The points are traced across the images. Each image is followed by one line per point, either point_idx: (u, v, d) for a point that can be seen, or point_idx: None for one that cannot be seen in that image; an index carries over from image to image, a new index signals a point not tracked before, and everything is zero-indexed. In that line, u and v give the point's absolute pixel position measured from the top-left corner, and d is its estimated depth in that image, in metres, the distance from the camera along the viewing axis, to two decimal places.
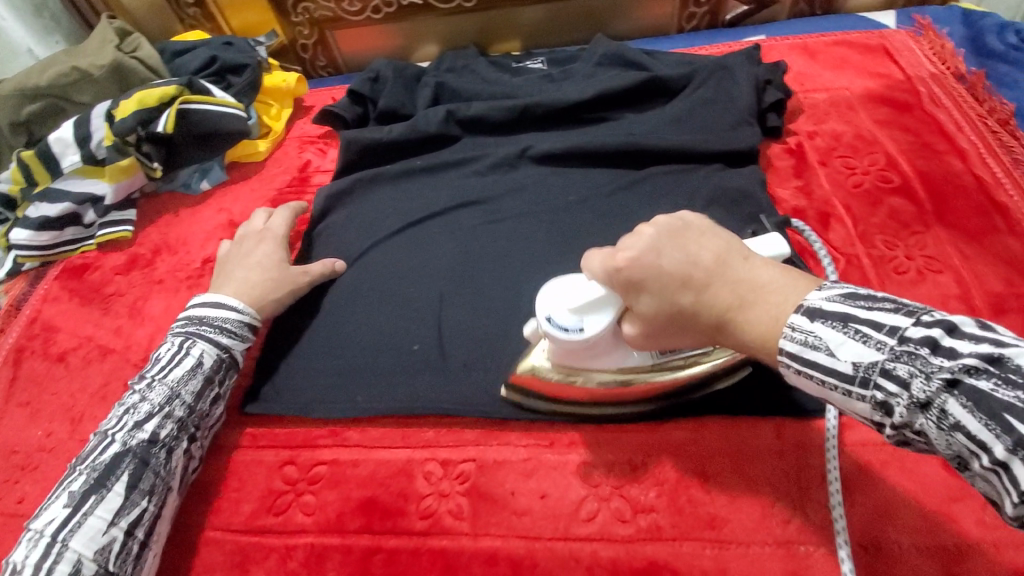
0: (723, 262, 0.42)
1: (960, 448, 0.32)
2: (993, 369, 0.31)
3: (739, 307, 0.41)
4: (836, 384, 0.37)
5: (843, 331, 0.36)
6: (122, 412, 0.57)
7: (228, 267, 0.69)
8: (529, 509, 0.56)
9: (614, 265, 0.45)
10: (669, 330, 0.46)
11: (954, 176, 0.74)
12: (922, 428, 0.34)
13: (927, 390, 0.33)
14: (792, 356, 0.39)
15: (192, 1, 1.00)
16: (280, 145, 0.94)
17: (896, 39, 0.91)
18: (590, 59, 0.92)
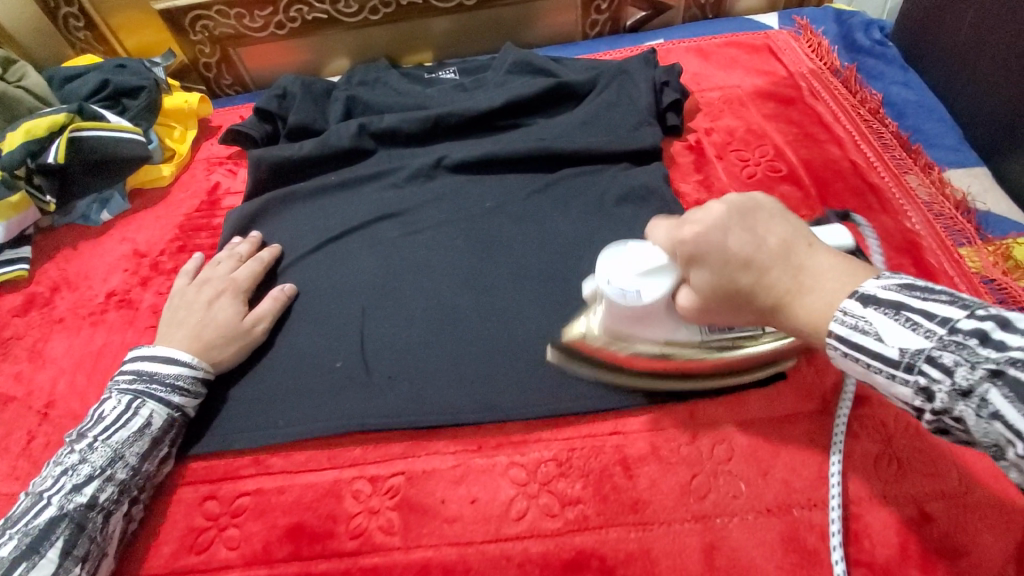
0: (793, 251, 0.45)
1: (1000, 437, 0.34)
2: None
3: (803, 292, 0.43)
4: (881, 367, 0.39)
5: (894, 319, 0.38)
6: (60, 474, 0.54)
7: (178, 312, 0.66)
8: (460, 514, 0.56)
9: (680, 237, 0.48)
10: (727, 310, 0.48)
11: (833, 162, 0.81)
12: (961, 414, 0.35)
13: (974, 379, 0.34)
14: (841, 339, 0.41)
15: (80, 23, 0.95)
16: (187, 168, 0.91)
17: (779, 38, 0.98)
18: (500, 67, 0.94)
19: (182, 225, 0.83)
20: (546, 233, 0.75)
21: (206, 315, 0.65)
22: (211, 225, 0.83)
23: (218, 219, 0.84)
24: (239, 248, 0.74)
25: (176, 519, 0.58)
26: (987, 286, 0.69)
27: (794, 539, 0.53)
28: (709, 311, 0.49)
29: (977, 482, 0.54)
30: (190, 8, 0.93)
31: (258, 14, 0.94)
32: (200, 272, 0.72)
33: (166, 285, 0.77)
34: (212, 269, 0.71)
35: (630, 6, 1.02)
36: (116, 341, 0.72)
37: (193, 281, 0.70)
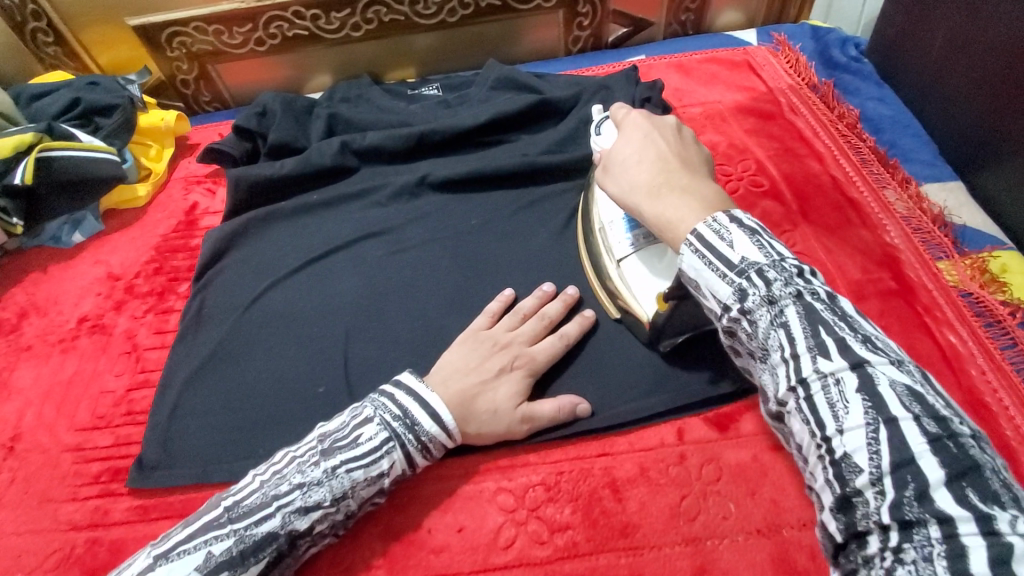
0: (699, 169, 0.53)
1: (773, 342, 0.41)
2: (826, 301, 0.41)
3: (681, 190, 0.50)
4: (720, 269, 0.43)
5: (750, 236, 0.44)
6: (296, 487, 0.50)
7: (450, 369, 0.58)
8: (447, 544, 0.55)
9: (633, 118, 0.57)
10: (617, 176, 0.55)
11: (814, 177, 0.82)
12: (756, 320, 0.42)
13: (782, 294, 0.41)
14: (701, 238, 0.45)
15: (51, 39, 0.92)
16: (163, 187, 0.89)
17: (758, 55, 0.99)
18: (483, 84, 0.94)
19: (158, 246, 0.81)
20: (530, 250, 0.74)
21: (484, 388, 0.57)
22: (189, 245, 0.81)
23: (195, 240, 0.82)
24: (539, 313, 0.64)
25: None
26: (966, 299, 0.70)
27: (784, 560, 0.53)
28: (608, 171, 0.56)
29: None
30: (167, 24, 0.91)
31: (237, 31, 0.93)
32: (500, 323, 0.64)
33: (141, 309, 0.75)
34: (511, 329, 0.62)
35: (612, 23, 1.03)
36: (88, 369, 0.70)
37: (513, 321, 0.63)
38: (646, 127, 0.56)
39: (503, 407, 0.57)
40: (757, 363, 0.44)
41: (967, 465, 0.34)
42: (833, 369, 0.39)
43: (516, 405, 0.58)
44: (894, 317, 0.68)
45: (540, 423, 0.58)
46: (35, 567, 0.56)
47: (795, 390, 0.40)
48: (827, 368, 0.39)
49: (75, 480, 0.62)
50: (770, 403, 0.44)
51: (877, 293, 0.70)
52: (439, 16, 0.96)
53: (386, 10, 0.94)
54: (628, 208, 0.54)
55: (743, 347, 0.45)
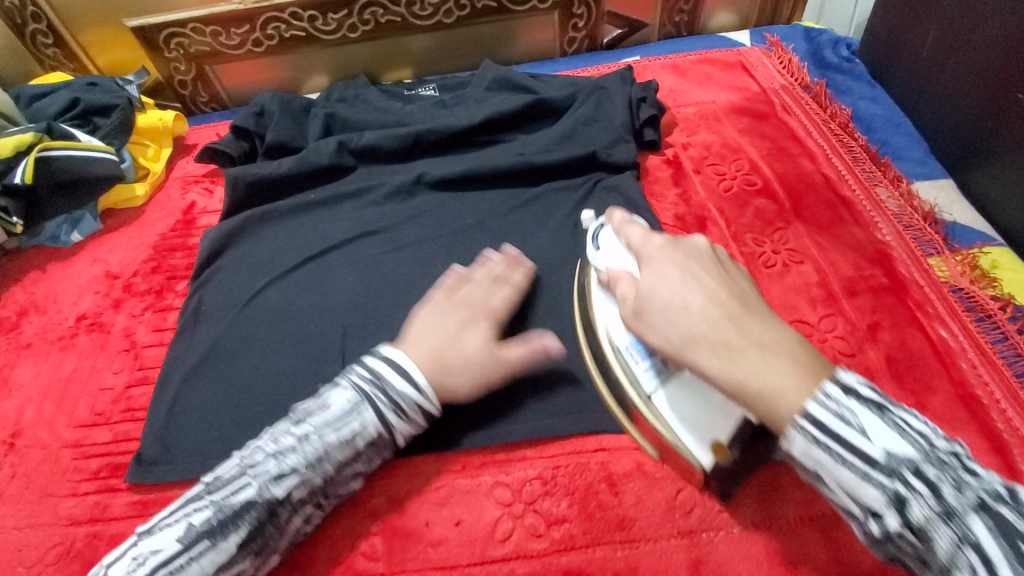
0: (759, 309, 0.48)
1: (959, 559, 0.36)
2: (1008, 500, 0.37)
3: (759, 348, 0.44)
4: (858, 465, 0.40)
5: (880, 417, 0.40)
6: (270, 453, 0.51)
7: (419, 332, 0.59)
8: (445, 538, 0.56)
9: (657, 242, 0.53)
10: (661, 326, 0.48)
11: (806, 175, 0.83)
12: (929, 530, 0.37)
13: (957, 501, 0.37)
14: (814, 422, 0.41)
15: (49, 40, 0.93)
16: (161, 187, 0.89)
17: (751, 55, 1.00)
18: (479, 84, 0.95)
19: (156, 245, 0.82)
20: (526, 248, 0.75)
21: (456, 338, 0.58)
22: (187, 244, 0.82)
23: (193, 239, 0.82)
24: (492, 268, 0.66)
25: None
26: (956, 294, 0.71)
27: (779, 551, 0.53)
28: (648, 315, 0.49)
29: None
30: (164, 25, 0.92)
31: (234, 32, 0.94)
32: (456, 284, 0.64)
33: (139, 307, 0.75)
34: (467, 284, 0.64)
35: (607, 24, 1.04)
36: (86, 366, 0.70)
37: (466, 279, 0.64)
38: (681, 258, 0.51)
39: (479, 354, 0.57)
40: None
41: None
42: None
43: (491, 347, 0.58)
44: (885, 313, 0.69)
45: (517, 363, 0.58)
46: (34, 562, 0.57)
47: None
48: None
49: (74, 476, 0.62)
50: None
51: (869, 289, 0.71)
52: (435, 17, 0.97)
53: (383, 12, 0.95)
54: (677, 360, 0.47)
55: (915, 561, 0.39)
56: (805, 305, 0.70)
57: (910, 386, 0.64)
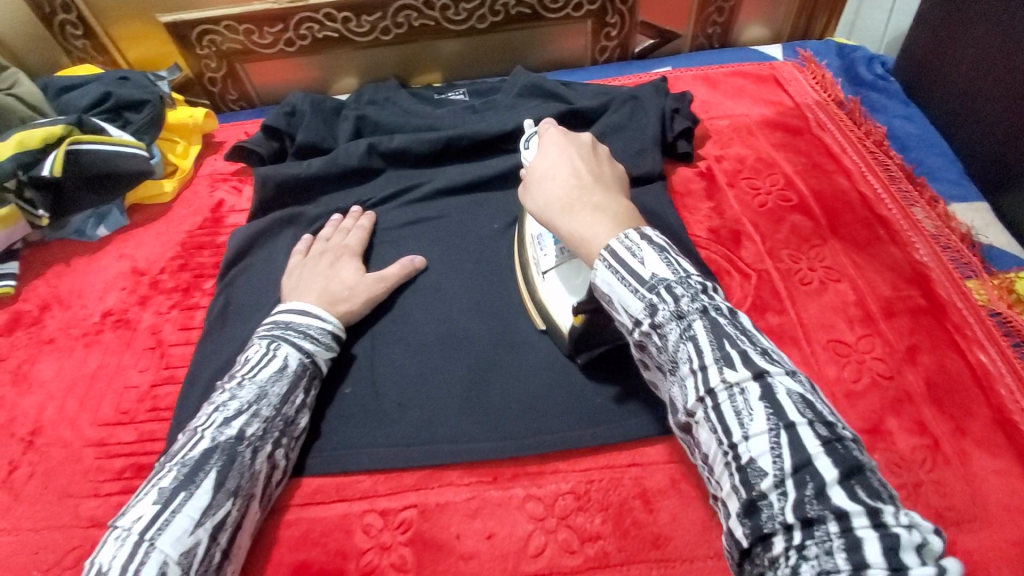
0: (609, 183, 0.52)
1: (683, 354, 0.41)
2: (726, 315, 0.42)
3: (593, 209, 0.49)
4: (631, 283, 0.43)
5: (661, 256, 0.44)
6: (210, 409, 0.53)
7: (302, 280, 0.67)
8: (475, 551, 0.54)
9: (552, 133, 0.56)
10: (534, 194, 0.53)
11: (842, 192, 0.82)
12: (667, 334, 0.42)
13: (690, 308, 0.42)
14: (613, 253, 0.45)
15: (80, 32, 0.93)
16: (189, 184, 0.88)
17: (784, 70, 1.00)
18: (510, 91, 0.94)
19: (183, 242, 0.81)
20: None
21: (332, 276, 0.68)
22: (214, 242, 0.81)
23: (221, 237, 0.81)
24: (343, 222, 0.77)
25: None
26: (994, 318, 0.69)
27: None
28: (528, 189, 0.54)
29: (993, 517, 0.55)
30: (197, 22, 0.91)
31: (267, 31, 0.93)
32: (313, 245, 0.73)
33: (165, 305, 0.74)
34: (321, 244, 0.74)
35: (639, 34, 1.03)
36: (111, 363, 0.69)
37: (318, 241, 0.74)
38: (561, 143, 0.55)
39: (355, 281, 0.68)
40: (669, 376, 0.43)
41: (853, 465, 0.35)
42: (739, 381, 0.38)
43: (363, 274, 0.69)
44: (925, 335, 0.68)
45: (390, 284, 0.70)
46: (53, 564, 0.55)
47: (704, 401, 0.40)
48: (732, 379, 0.39)
49: (96, 476, 0.61)
50: (678, 418, 0.44)
51: (908, 311, 0.70)
52: (469, 23, 0.96)
53: (417, 15, 0.94)
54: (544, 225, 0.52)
55: (656, 364, 0.45)
56: (844, 325, 0.69)
57: (950, 412, 0.62)
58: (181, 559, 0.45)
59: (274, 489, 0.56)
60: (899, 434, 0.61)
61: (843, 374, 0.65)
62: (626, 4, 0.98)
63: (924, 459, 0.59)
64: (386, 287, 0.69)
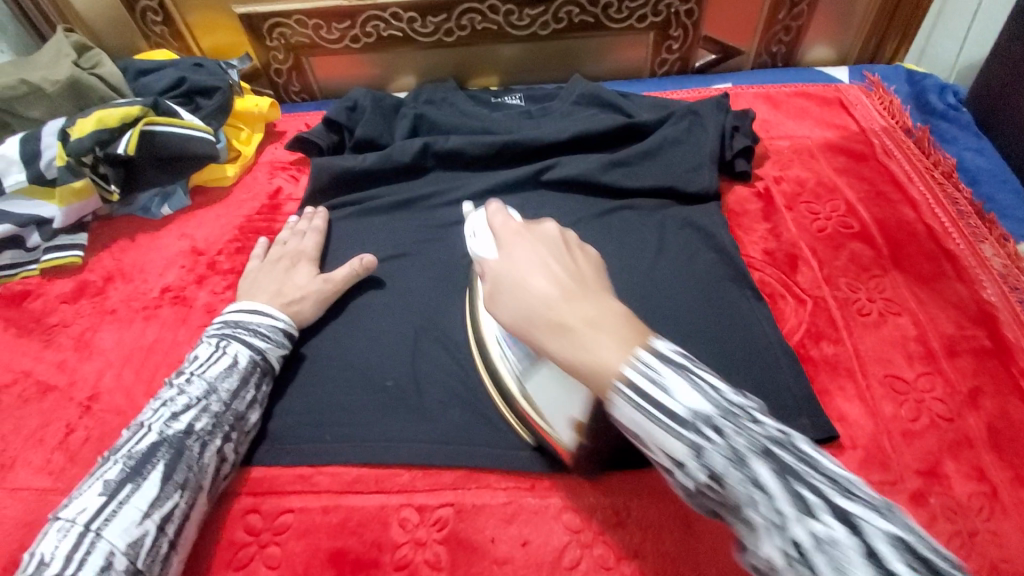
0: (596, 284, 0.43)
1: (751, 503, 0.33)
2: (785, 444, 0.34)
3: (589, 325, 0.39)
4: (664, 422, 0.36)
5: (686, 378, 0.36)
6: (158, 405, 0.55)
7: (256, 282, 0.69)
8: (510, 557, 0.54)
9: (505, 226, 0.49)
10: (505, 304, 0.44)
11: (906, 223, 0.79)
12: (728, 481, 0.34)
13: (744, 445, 0.34)
14: (632, 384, 0.37)
15: (160, 19, 0.97)
16: (250, 170, 0.91)
17: (850, 93, 0.97)
18: (567, 98, 0.94)
19: (240, 226, 0.83)
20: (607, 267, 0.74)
21: (285, 279, 0.69)
22: (271, 228, 0.83)
23: (277, 224, 0.84)
24: (299, 224, 0.79)
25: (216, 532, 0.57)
26: None
27: None
28: (496, 295, 0.45)
29: None
30: (270, 15, 0.94)
31: (335, 27, 0.95)
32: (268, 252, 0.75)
33: (221, 285, 0.77)
34: (279, 247, 0.75)
35: (701, 48, 1.02)
36: (167, 338, 0.71)
37: (276, 245, 0.76)
38: (529, 242, 0.46)
39: (303, 282, 0.69)
40: (732, 522, 0.35)
41: None
42: (825, 531, 0.31)
43: (313, 276, 0.70)
44: (988, 379, 0.65)
45: (342, 281, 0.70)
46: None
47: (793, 561, 0.31)
48: (816, 528, 0.31)
49: None
50: (754, 566, 0.34)
51: (971, 351, 0.67)
52: (531, 29, 0.97)
53: (481, 19, 0.95)
54: (528, 342, 0.42)
55: (715, 510, 0.36)
56: (902, 361, 0.66)
57: (1012, 460, 0.59)
58: (127, 549, 0.46)
59: (224, 483, 0.57)
60: (957, 479, 0.58)
61: (899, 412, 0.63)
62: (691, 18, 0.98)
63: (980, 507, 0.56)
64: (332, 289, 0.69)
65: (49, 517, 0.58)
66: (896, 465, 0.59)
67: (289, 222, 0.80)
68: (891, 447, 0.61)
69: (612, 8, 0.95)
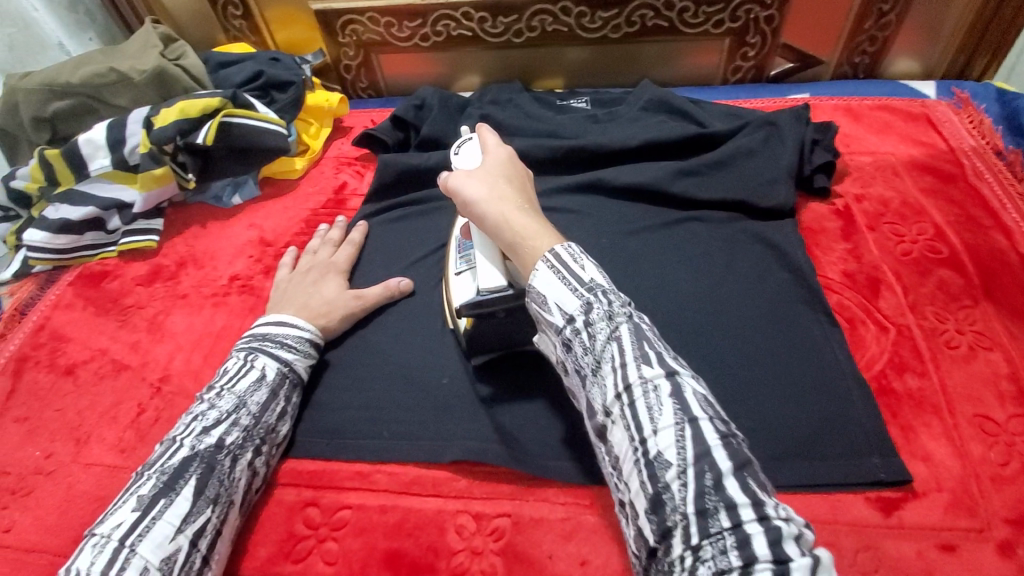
0: (531, 201, 0.55)
1: (607, 352, 0.43)
2: (650, 329, 0.45)
3: (541, 217, 0.53)
4: (569, 283, 0.46)
5: (589, 261, 0.47)
6: (189, 419, 0.55)
7: (284, 293, 0.70)
8: (568, 575, 0.52)
9: (492, 139, 0.60)
10: (482, 187, 0.55)
11: (1001, 252, 0.73)
12: (597, 334, 0.44)
13: (621, 315, 0.44)
14: (556, 257, 0.47)
15: (239, 13, 1.00)
16: (317, 164, 0.93)
17: (938, 110, 0.92)
18: (635, 103, 0.91)
19: (306, 219, 0.85)
20: (674, 279, 0.71)
21: (315, 292, 0.69)
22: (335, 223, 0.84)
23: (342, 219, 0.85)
24: (329, 233, 0.79)
25: (279, 523, 0.58)
26: None
27: None
28: (468, 177, 0.55)
29: None
30: (344, 12, 0.95)
31: (406, 25, 0.96)
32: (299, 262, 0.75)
33: None
34: (310, 257, 0.76)
35: (778, 56, 0.98)
36: (235, 326, 0.73)
37: (306, 255, 0.76)
38: (505, 156, 0.58)
39: (334, 297, 0.69)
40: (589, 378, 0.45)
41: (739, 457, 0.39)
42: (651, 377, 0.41)
43: (344, 291, 0.70)
44: None
45: (372, 301, 0.69)
46: None
47: (620, 398, 0.42)
48: (646, 375, 0.41)
49: None
50: (596, 417, 0.45)
51: None
52: (602, 31, 0.95)
53: (552, 20, 0.94)
54: (493, 215, 0.53)
55: (578, 367, 0.46)
56: (993, 401, 0.62)
57: None
58: (161, 565, 0.47)
59: (255, 496, 0.58)
60: None
61: (989, 456, 0.58)
62: (770, 25, 0.94)
63: None
64: (365, 307, 0.69)
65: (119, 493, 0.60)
66: (984, 512, 0.55)
67: (320, 230, 0.81)
68: (979, 492, 0.56)
69: (689, 12, 0.92)
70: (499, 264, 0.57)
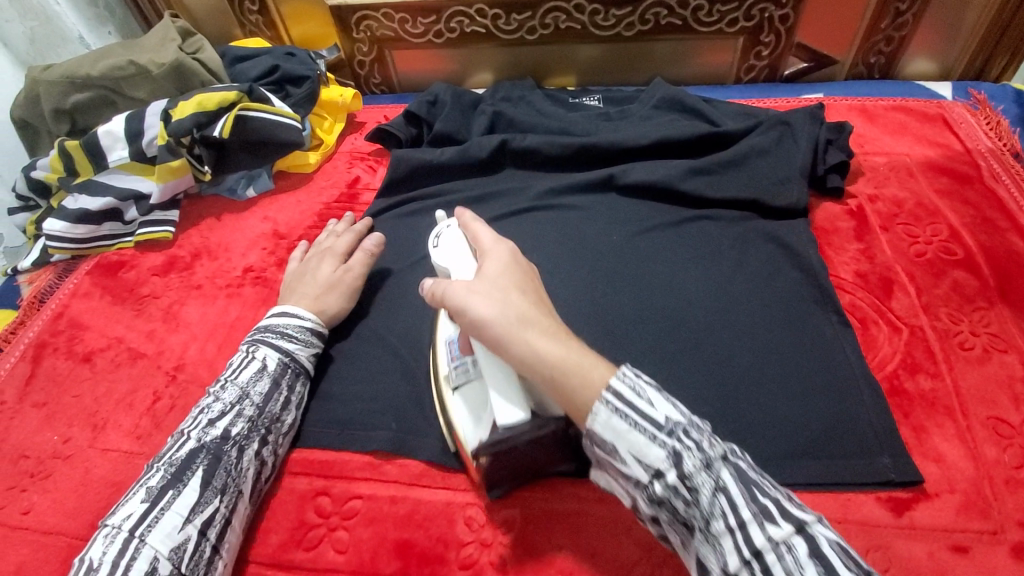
0: (548, 309, 0.48)
1: (716, 509, 0.39)
2: (740, 459, 0.42)
3: (567, 332, 0.46)
4: (647, 428, 0.41)
5: (662, 394, 0.42)
6: (196, 412, 0.57)
7: (296, 283, 0.70)
8: (577, 568, 0.53)
9: (490, 236, 0.53)
10: (491, 299, 0.46)
11: (1017, 254, 0.73)
12: (699, 485, 0.39)
13: (715, 454, 0.40)
14: (617, 393, 0.42)
15: (255, 8, 1.01)
16: (330, 158, 0.93)
17: (954, 111, 0.91)
18: (647, 101, 0.91)
19: (319, 213, 0.86)
20: (685, 277, 0.71)
21: (310, 276, 0.70)
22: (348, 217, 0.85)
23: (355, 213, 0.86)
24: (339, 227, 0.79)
25: (291, 512, 0.58)
26: None
27: None
28: (471, 289, 0.47)
29: None
30: (358, 8, 0.96)
31: (420, 21, 0.96)
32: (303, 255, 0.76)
33: None
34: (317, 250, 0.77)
35: (792, 56, 0.98)
36: (248, 317, 0.74)
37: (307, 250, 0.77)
38: (509, 254, 0.51)
39: (325, 276, 0.69)
40: (695, 535, 0.40)
41: None
42: (777, 533, 0.37)
43: (336, 270, 0.70)
44: None
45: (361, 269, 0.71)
46: None
47: (747, 562, 0.38)
48: (771, 532, 0.38)
49: None
50: None
51: None
52: (615, 29, 0.95)
53: (565, 18, 0.94)
54: (514, 338, 0.45)
55: (674, 519, 0.41)
56: (1008, 403, 0.61)
57: None
58: (170, 554, 0.48)
59: (265, 485, 0.59)
60: None
61: (1002, 458, 0.58)
62: (785, 24, 0.93)
63: None
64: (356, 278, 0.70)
65: (134, 478, 0.61)
66: (997, 515, 0.55)
67: (329, 225, 0.81)
68: (992, 495, 0.56)
69: (703, 10, 0.92)
70: (513, 390, 0.47)
